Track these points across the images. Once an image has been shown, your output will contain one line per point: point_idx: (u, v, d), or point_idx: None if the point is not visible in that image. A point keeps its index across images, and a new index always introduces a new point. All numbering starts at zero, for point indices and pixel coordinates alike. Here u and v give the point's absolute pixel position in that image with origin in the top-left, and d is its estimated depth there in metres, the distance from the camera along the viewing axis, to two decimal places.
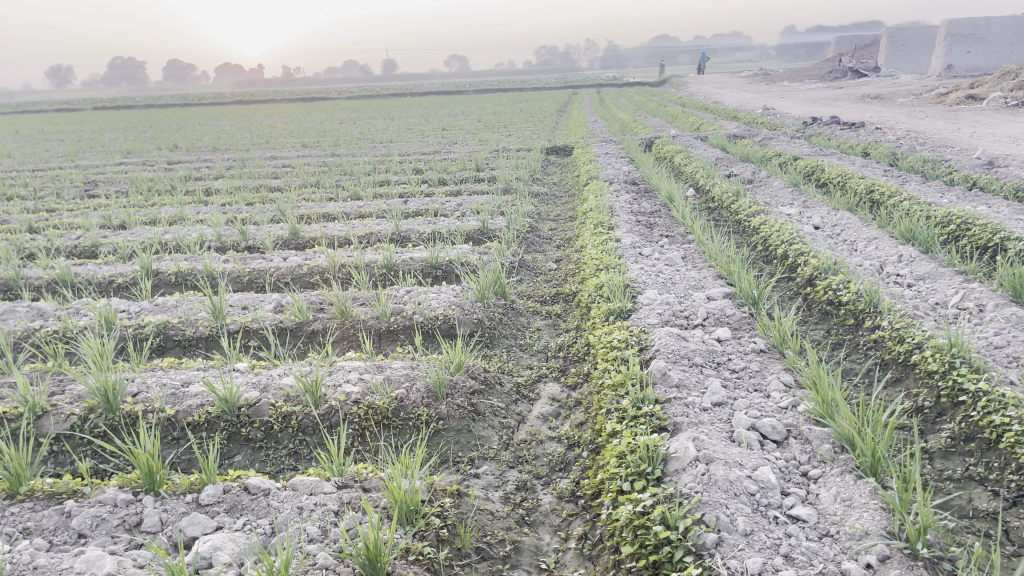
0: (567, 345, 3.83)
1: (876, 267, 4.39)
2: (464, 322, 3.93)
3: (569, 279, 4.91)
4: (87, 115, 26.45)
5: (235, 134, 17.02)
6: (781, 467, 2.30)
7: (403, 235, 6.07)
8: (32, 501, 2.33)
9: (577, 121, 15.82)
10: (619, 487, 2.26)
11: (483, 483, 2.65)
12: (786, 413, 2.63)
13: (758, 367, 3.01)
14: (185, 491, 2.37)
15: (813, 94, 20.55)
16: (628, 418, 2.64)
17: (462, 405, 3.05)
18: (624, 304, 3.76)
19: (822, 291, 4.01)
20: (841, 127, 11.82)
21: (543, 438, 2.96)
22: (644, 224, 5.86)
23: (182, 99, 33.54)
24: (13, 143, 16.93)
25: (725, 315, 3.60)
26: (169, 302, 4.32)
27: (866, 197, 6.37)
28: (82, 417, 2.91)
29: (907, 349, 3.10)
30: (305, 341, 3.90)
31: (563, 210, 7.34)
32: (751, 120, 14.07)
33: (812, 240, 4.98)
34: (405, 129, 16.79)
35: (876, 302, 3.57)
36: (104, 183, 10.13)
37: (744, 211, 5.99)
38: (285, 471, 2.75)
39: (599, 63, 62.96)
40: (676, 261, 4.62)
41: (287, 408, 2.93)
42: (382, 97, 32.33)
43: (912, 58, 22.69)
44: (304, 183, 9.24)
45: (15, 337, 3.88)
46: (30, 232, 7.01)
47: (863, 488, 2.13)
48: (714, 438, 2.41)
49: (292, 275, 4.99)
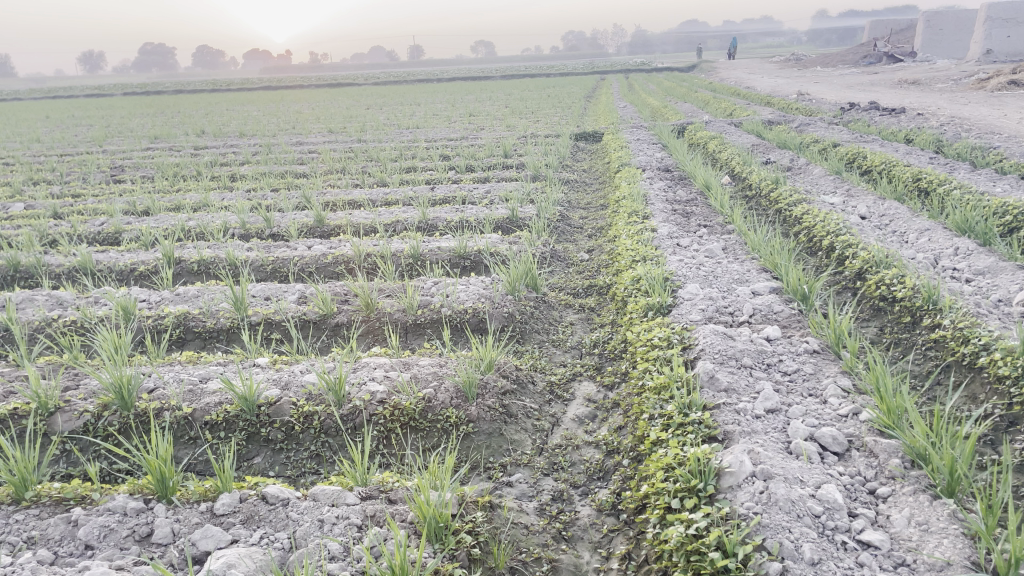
0: (603, 341, 3.64)
1: (930, 260, 4.14)
2: (494, 317, 3.76)
3: (603, 270, 4.71)
4: (117, 101, 26.61)
5: (262, 119, 17.00)
6: (846, 484, 2.09)
7: (431, 223, 5.90)
8: (38, 507, 2.20)
9: (607, 107, 15.58)
10: (666, 504, 2.07)
11: (516, 492, 2.47)
12: (847, 422, 2.41)
13: (812, 370, 2.80)
14: (199, 500, 2.21)
15: (848, 79, 20.02)
16: (673, 426, 2.44)
17: (493, 407, 2.86)
18: (664, 299, 3.56)
19: (875, 286, 3.78)
20: (880, 112, 11.46)
21: (580, 443, 2.79)
22: (681, 213, 5.63)
23: (210, 85, 33.69)
24: (42, 127, 17.11)
25: (772, 312, 3.38)
26: (191, 292, 4.18)
27: (913, 186, 6.08)
28: (96, 415, 2.77)
29: (973, 351, 2.87)
30: (329, 335, 3.75)
31: (594, 198, 7.15)
32: (784, 106, 13.71)
33: (860, 231, 4.74)
34: (431, 114, 16.66)
35: (935, 300, 3.34)
36: (130, 169, 10.10)
37: (785, 200, 5.75)
38: (308, 474, 2.60)
39: (626, 49, 62.53)
40: (716, 253, 4.39)
41: (309, 408, 2.78)
42: (408, 84, 32.23)
43: (950, 43, 22.06)
44: (330, 169, 9.14)
45: (32, 327, 3.78)
46: (55, 218, 6.96)
47: (941, 512, 1.92)
48: (770, 450, 2.21)
49: (317, 264, 4.84)
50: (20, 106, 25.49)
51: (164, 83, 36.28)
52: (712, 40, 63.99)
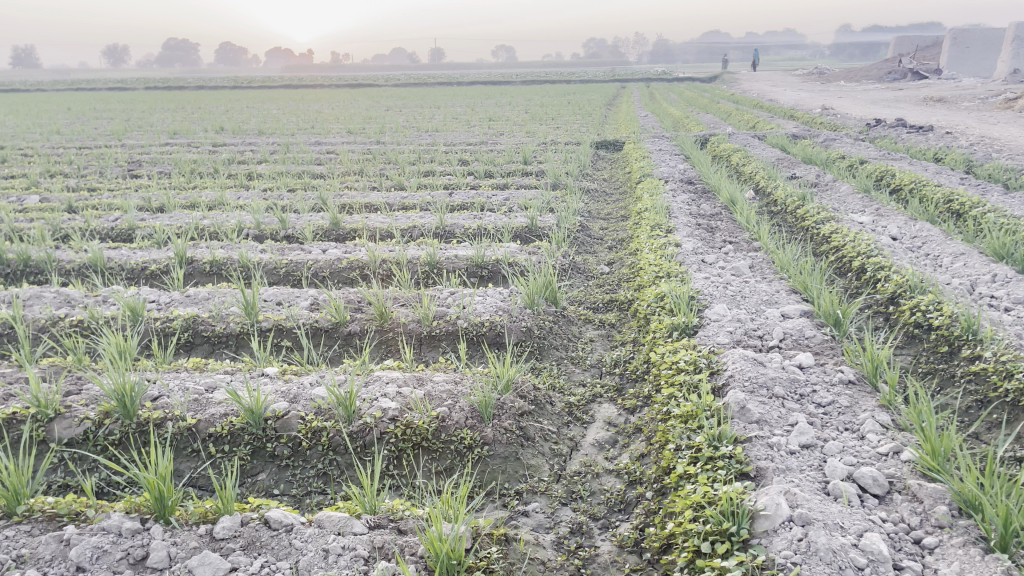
0: (624, 360, 3.50)
1: (967, 286, 3.97)
2: (511, 331, 3.63)
3: (624, 285, 4.58)
4: (141, 95, 26.87)
5: (281, 118, 17.07)
6: (890, 532, 1.93)
7: (448, 229, 5.78)
8: (30, 523, 2.08)
9: (627, 115, 15.43)
10: (696, 548, 1.94)
11: (532, 523, 2.34)
12: (888, 461, 2.26)
13: (848, 403, 2.65)
14: (199, 521, 2.09)
15: (873, 95, 19.79)
16: (702, 460, 2.30)
17: (510, 429, 2.72)
18: (690, 319, 3.42)
19: (909, 312, 3.63)
20: (907, 129, 11.27)
21: (600, 471, 2.65)
22: (705, 228, 5.49)
23: (233, 82, 33.77)
24: (65, 119, 17.23)
25: (803, 337, 3.24)
26: (202, 294, 4.07)
27: (944, 207, 5.91)
28: (97, 423, 2.66)
29: (1017, 387, 2.71)
30: (341, 345, 3.63)
31: (614, 208, 7.02)
32: (808, 120, 13.53)
33: (892, 253, 4.58)
34: (450, 118, 16.59)
35: (974, 330, 3.18)
36: (148, 164, 10.06)
37: (812, 218, 5.60)
38: (314, 495, 2.48)
39: (648, 58, 62.42)
40: (743, 272, 4.24)
41: (317, 424, 2.66)
42: (429, 86, 32.20)
43: (976, 62, 21.79)
44: (347, 171, 9.05)
45: (38, 326, 3.69)
46: (70, 212, 6.90)
47: (994, 568, 1.76)
48: (807, 491, 2.07)
49: (331, 269, 4.72)
50: (44, 97, 25.72)
51: (188, 79, 36.41)
52: (735, 53, 63.65)
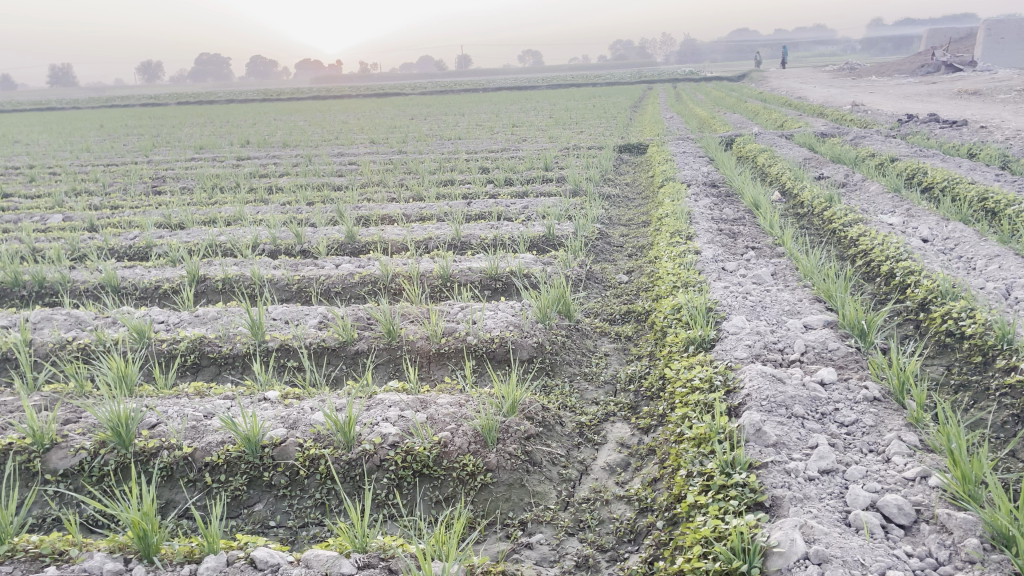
0: (639, 375, 3.37)
1: (1003, 289, 3.76)
2: (522, 347, 3.52)
3: (641, 295, 4.44)
4: (171, 109, 27.22)
5: (307, 130, 17.13)
6: (915, 569, 1.77)
7: (464, 240, 5.69)
8: (11, 564, 2.00)
9: (653, 117, 15.24)
10: None
11: (536, 556, 2.22)
12: (914, 487, 2.10)
13: (873, 422, 2.49)
14: (183, 561, 2.00)
15: (906, 89, 19.35)
16: (714, 488, 2.17)
17: (515, 454, 2.60)
18: (707, 333, 3.27)
19: (940, 320, 3.45)
20: (940, 125, 10.95)
21: (610, 497, 2.52)
22: (727, 233, 5.33)
23: (262, 95, 34.12)
24: (97, 137, 17.50)
25: (827, 350, 3.07)
26: (210, 314, 4.02)
27: (978, 206, 5.67)
28: (92, 453, 2.60)
29: None
30: (347, 363, 3.55)
31: (635, 214, 6.87)
32: (838, 118, 13.24)
33: (922, 256, 4.38)
34: (474, 125, 16.51)
35: (1009, 339, 2.99)
36: (172, 180, 10.12)
37: (838, 220, 5.42)
38: (310, 526, 2.38)
39: (675, 58, 61.98)
40: (765, 280, 4.08)
41: (315, 451, 2.57)
42: (454, 93, 32.27)
43: (1012, 52, 21.21)
44: (367, 181, 9.00)
45: (45, 350, 3.65)
46: (90, 231, 6.93)
47: None
48: (826, 524, 1.93)
49: (343, 284, 4.65)
50: (79, 115, 26.18)
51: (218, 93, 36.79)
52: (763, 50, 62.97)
